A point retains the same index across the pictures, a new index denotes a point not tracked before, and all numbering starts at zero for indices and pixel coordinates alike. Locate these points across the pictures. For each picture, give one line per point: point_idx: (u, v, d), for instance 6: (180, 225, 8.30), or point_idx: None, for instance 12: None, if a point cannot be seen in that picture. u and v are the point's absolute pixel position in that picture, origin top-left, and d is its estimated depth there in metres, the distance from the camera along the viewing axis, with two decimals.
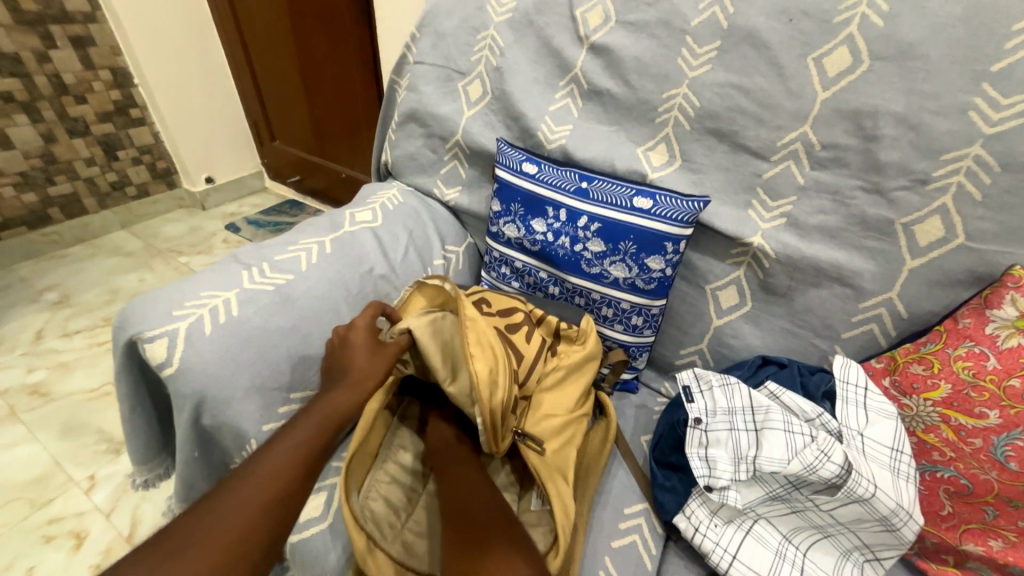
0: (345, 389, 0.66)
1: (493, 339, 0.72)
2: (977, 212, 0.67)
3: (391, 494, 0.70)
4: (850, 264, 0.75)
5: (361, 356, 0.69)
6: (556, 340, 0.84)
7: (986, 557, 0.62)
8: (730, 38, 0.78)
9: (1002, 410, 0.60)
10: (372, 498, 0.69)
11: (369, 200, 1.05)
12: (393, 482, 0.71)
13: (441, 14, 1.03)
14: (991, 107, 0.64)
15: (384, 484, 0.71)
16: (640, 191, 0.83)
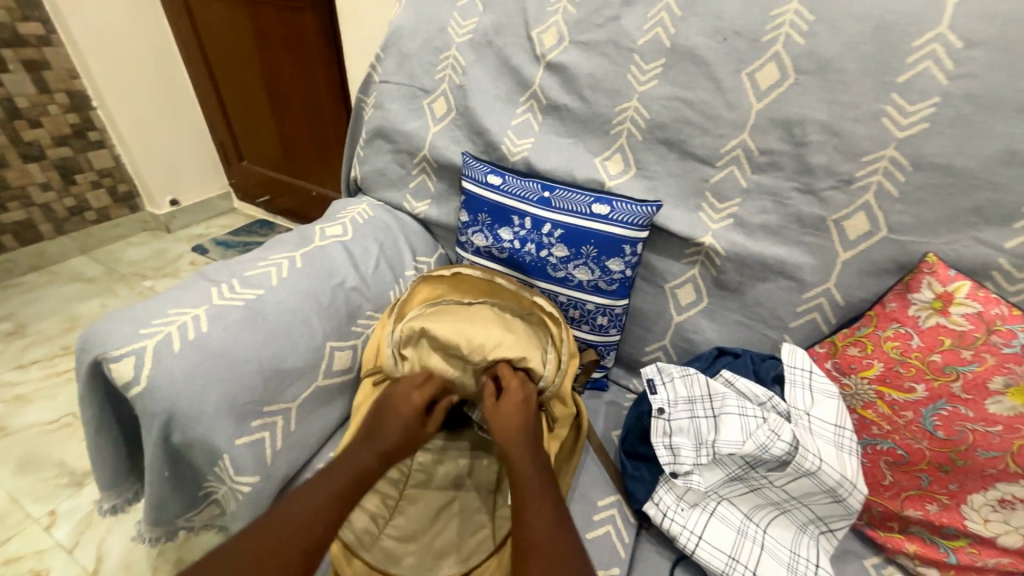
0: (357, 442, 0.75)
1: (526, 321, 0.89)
2: (896, 207, 0.75)
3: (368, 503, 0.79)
4: (792, 259, 0.82)
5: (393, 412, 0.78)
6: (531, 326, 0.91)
7: (926, 521, 0.67)
8: (673, 56, 0.85)
9: (927, 383, 0.67)
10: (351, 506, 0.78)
11: (339, 215, 1.06)
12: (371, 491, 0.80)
13: (404, 35, 1.07)
14: (900, 113, 0.72)
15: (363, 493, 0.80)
16: (598, 198, 0.88)
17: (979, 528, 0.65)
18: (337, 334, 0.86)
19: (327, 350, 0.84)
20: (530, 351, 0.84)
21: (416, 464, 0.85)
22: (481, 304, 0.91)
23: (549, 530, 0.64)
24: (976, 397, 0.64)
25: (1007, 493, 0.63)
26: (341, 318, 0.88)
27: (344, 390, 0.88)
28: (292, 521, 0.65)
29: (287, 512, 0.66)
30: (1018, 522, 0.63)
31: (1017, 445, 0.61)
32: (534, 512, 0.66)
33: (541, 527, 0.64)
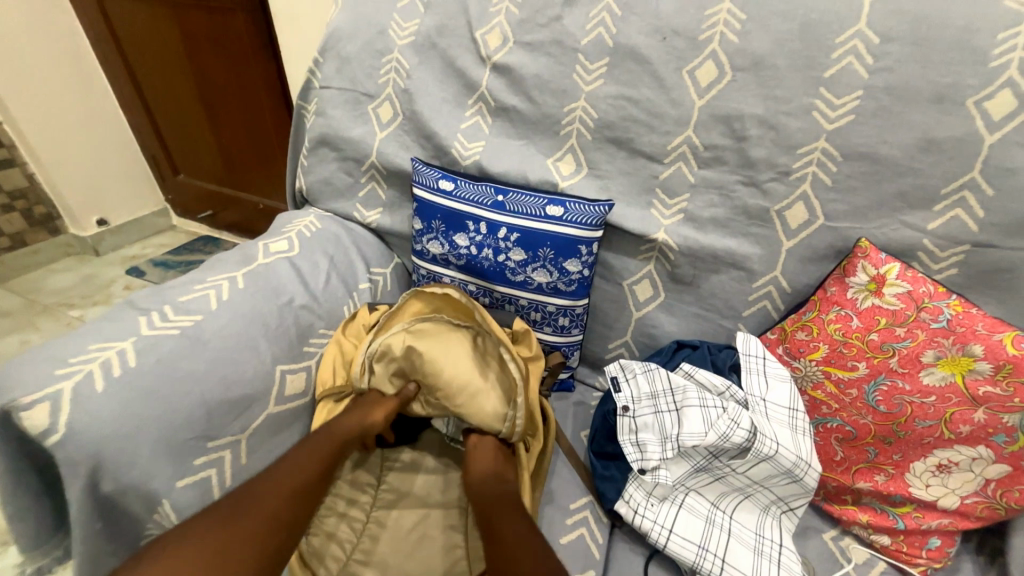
0: (322, 436, 0.72)
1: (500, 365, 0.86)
2: (830, 195, 0.78)
3: (334, 529, 0.76)
4: (741, 250, 0.85)
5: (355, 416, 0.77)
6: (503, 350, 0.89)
7: (875, 491, 0.71)
8: (617, 55, 0.86)
9: (868, 361, 0.70)
10: (314, 532, 0.75)
11: (284, 230, 1.01)
12: (335, 514, 0.77)
13: (342, 38, 1.02)
14: (828, 107, 0.76)
15: (328, 518, 0.77)
16: (551, 199, 0.88)
17: (922, 494, 0.69)
18: (287, 356, 0.81)
19: (277, 375, 0.79)
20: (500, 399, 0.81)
21: (385, 483, 0.83)
22: (463, 330, 0.87)
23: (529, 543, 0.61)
24: (912, 370, 0.68)
25: (943, 458, 0.67)
26: (290, 340, 0.82)
27: (300, 416, 0.83)
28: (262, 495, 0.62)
29: (265, 484, 0.63)
30: (955, 484, 0.68)
31: (949, 412, 0.66)
32: (513, 528, 0.63)
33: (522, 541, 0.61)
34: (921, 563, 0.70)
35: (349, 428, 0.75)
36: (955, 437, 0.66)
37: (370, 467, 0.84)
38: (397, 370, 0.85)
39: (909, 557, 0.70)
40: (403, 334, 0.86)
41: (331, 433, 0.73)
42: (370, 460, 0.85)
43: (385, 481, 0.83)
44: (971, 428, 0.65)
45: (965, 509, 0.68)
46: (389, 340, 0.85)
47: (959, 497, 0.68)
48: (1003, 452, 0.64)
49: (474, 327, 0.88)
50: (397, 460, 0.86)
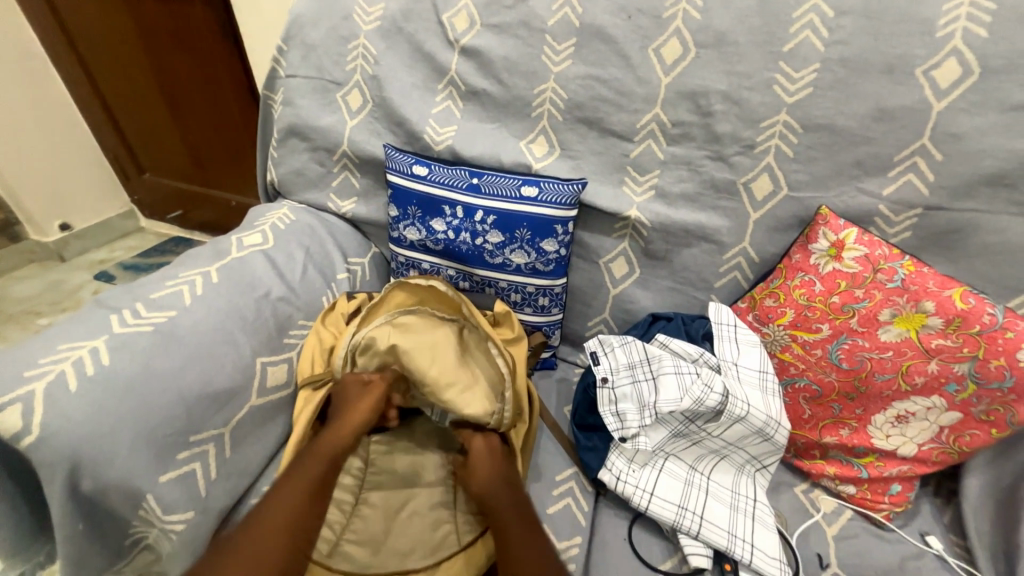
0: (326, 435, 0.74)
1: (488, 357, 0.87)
2: (793, 166, 0.81)
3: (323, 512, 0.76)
4: (710, 223, 0.87)
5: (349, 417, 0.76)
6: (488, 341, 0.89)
7: (841, 445, 0.75)
8: (584, 35, 0.86)
9: (830, 322, 0.74)
10: None
11: (257, 223, 0.99)
12: None
13: (306, 24, 1.00)
14: (788, 80, 0.78)
15: None
16: (525, 181, 0.88)
17: (883, 444, 0.73)
18: (267, 348, 0.81)
19: (259, 367, 0.79)
20: (484, 397, 0.82)
21: (371, 467, 0.83)
22: (447, 325, 0.88)
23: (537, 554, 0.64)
24: (871, 329, 0.72)
25: (901, 409, 0.72)
26: (269, 331, 0.82)
27: (284, 406, 0.83)
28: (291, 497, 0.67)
29: (282, 496, 0.67)
30: (912, 433, 0.72)
31: (906, 365, 0.70)
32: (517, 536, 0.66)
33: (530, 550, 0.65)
34: (883, 509, 0.74)
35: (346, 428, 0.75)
36: (912, 389, 0.70)
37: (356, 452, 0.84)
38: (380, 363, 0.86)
39: (873, 504, 0.75)
40: (387, 327, 0.86)
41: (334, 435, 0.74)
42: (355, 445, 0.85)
43: (371, 464, 0.83)
44: (926, 379, 0.69)
45: (922, 456, 0.73)
46: (373, 333, 0.85)
47: (916, 444, 0.72)
48: (954, 399, 0.69)
49: (458, 321, 0.89)
50: (383, 444, 0.86)
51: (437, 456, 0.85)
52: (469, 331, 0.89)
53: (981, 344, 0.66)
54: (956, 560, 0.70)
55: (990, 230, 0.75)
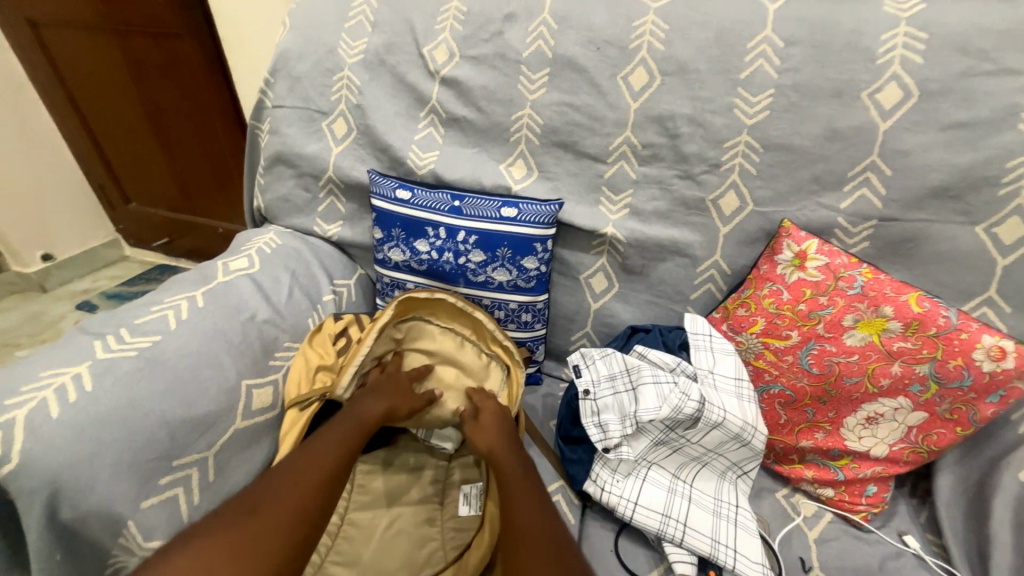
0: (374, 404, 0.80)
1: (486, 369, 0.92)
2: (756, 183, 0.86)
3: None
4: (683, 238, 0.91)
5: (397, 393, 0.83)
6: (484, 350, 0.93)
7: (817, 448, 0.78)
8: (557, 65, 0.92)
9: (798, 329, 0.78)
10: None
11: (244, 248, 1.01)
12: None
13: (293, 58, 1.05)
14: (747, 104, 0.84)
15: None
16: (505, 202, 0.92)
17: (856, 446, 0.76)
18: (252, 371, 0.81)
19: (243, 390, 0.79)
20: None
21: (356, 486, 0.83)
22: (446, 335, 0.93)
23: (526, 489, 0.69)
24: (836, 334, 0.75)
25: (870, 410, 0.75)
26: (255, 353, 0.83)
27: (269, 429, 0.83)
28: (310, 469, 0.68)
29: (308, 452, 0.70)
30: (883, 434, 0.75)
31: (871, 368, 0.73)
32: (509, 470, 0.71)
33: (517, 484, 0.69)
34: (861, 510, 0.76)
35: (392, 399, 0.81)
36: (879, 390, 0.73)
37: None
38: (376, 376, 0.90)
39: (851, 505, 0.77)
40: (389, 342, 0.92)
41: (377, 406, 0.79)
42: None
43: (356, 483, 0.83)
44: (891, 381, 0.73)
45: (893, 456, 0.75)
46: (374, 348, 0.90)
47: (887, 445, 0.75)
48: (918, 400, 0.72)
49: (458, 331, 0.93)
50: (369, 463, 0.86)
51: (423, 474, 0.85)
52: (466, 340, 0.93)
53: (938, 346, 0.70)
54: (933, 557, 0.72)
55: (942, 238, 0.79)
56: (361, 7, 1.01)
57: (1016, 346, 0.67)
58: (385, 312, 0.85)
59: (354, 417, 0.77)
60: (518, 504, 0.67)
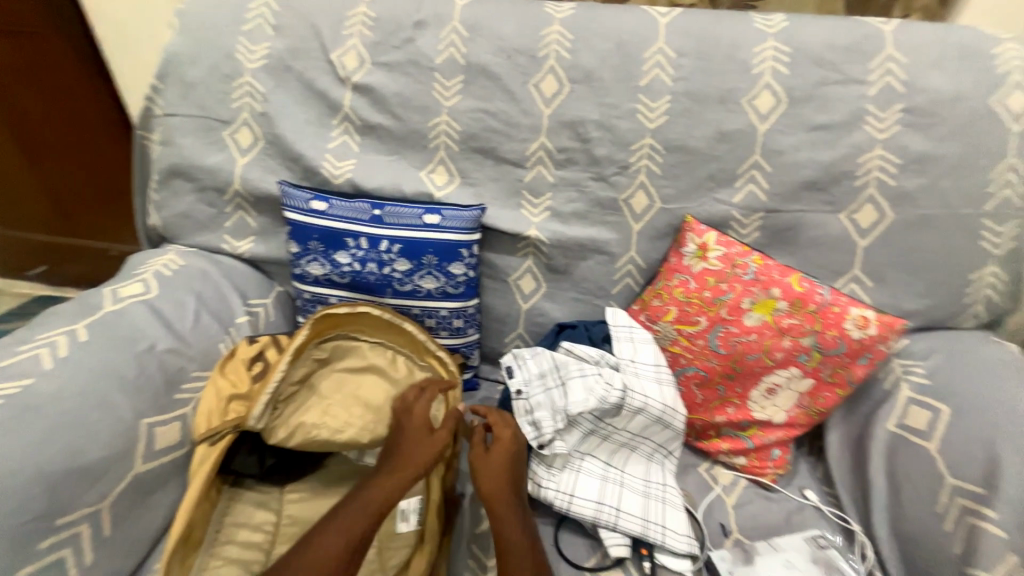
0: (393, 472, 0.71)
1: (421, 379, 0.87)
2: (661, 182, 0.93)
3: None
4: (601, 237, 0.96)
5: (419, 445, 0.73)
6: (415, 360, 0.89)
7: (730, 421, 0.85)
8: (470, 72, 0.93)
9: (705, 314, 0.85)
10: None
11: (137, 272, 0.91)
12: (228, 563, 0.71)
13: (184, 63, 0.96)
14: (648, 110, 0.91)
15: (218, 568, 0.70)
16: (427, 209, 0.91)
17: (761, 415, 0.84)
18: (153, 407, 0.73)
19: (144, 430, 0.71)
20: None
21: (286, 518, 0.78)
22: (374, 349, 0.88)
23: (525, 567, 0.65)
24: (737, 316, 0.83)
25: (770, 382, 0.83)
26: (156, 388, 0.75)
27: (178, 469, 0.75)
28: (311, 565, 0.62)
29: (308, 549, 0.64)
30: (781, 402, 0.84)
31: (768, 344, 0.82)
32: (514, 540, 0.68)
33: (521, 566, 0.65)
34: (769, 473, 0.85)
35: (414, 457, 0.72)
36: (776, 363, 0.82)
37: (268, 506, 0.79)
38: (298, 399, 0.84)
39: (761, 469, 0.85)
40: (310, 361, 0.85)
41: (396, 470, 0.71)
42: (266, 498, 0.79)
43: (285, 514, 0.78)
44: (785, 354, 0.81)
45: (791, 420, 0.85)
46: (293, 371, 0.83)
47: (786, 411, 0.84)
48: (807, 369, 0.81)
49: (386, 344, 0.88)
50: (299, 491, 0.81)
51: None
52: (396, 352, 0.88)
53: (817, 320, 0.80)
54: (830, 508, 0.82)
55: (816, 225, 0.91)
56: (259, 10, 0.96)
57: (874, 315, 0.79)
58: (301, 330, 0.79)
59: (369, 496, 0.69)
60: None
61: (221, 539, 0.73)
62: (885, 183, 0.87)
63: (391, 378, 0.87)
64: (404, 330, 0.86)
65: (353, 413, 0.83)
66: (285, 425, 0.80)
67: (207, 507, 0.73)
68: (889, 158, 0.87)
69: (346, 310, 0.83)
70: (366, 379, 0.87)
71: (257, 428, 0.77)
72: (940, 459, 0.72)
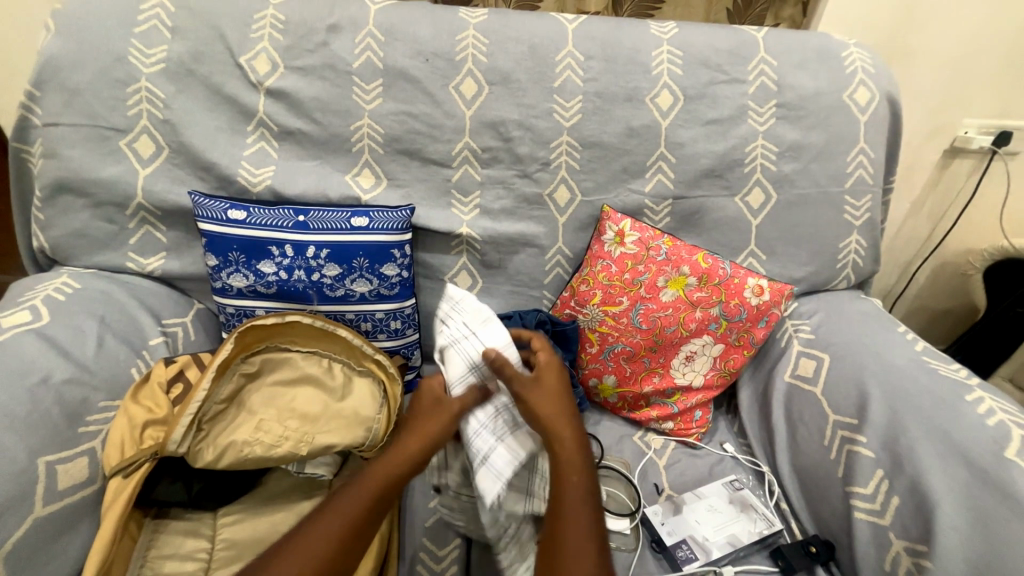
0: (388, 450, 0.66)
1: (361, 384, 0.86)
2: (581, 176, 0.99)
3: None
4: (530, 231, 1.00)
5: (428, 413, 0.69)
6: (352, 366, 0.87)
7: (656, 389, 0.93)
8: (388, 76, 0.94)
9: (626, 294, 0.92)
10: None
11: (22, 299, 0.82)
12: None
13: (66, 67, 0.88)
14: (563, 109, 0.96)
15: None
16: (355, 212, 0.91)
17: (683, 380, 0.93)
18: (54, 443, 0.66)
19: (43, 469, 0.64)
20: (357, 422, 0.82)
21: (221, 542, 0.74)
22: (308, 357, 0.86)
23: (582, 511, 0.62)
24: (654, 294, 0.91)
25: (688, 350, 0.92)
26: (57, 422, 0.68)
27: (91, 508, 0.69)
28: (319, 540, 0.59)
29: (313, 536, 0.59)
30: (699, 367, 0.93)
31: (683, 316, 0.90)
32: (573, 491, 0.63)
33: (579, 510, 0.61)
34: (693, 432, 0.94)
35: (421, 428, 0.68)
36: (690, 333, 0.91)
37: (199, 532, 0.74)
38: (227, 418, 0.79)
39: (687, 430, 0.94)
40: (238, 377, 0.81)
41: (402, 446, 0.66)
42: (196, 524, 0.75)
43: (220, 538, 0.74)
44: (697, 324, 0.90)
45: (708, 383, 0.94)
46: (219, 388, 0.79)
47: (703, 375, 0.94)
48: (717, 335, 0.91)
49: (319, 351, 0.86)
50: (235, 511, 0.78)
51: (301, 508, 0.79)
52: (331, 358, 0.87)
53: (721, 290, 0.90)
54: (745, 456, 0.92)
55: (716, 208, 1.02)
56: (153, 10, 0.90)
57: (767, 283, 0.90)
58: (224, 346, 0.77)
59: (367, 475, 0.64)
60: (576, 538, 0.59)
61: (146, 572, 0.68)
62: (768, 168, 1.00)
63: (327, 385, 0.85)
64: (337, 337, 0.84)
65: (287, 426, 0.80)
66: (215, 445, 0.76)
67: (124, 543, 0.68)
68: (769, 147, 1.00)
69: (273, 320, 0.80)
70: (301, 389, 0.84)
71: (179, 452, 0.72)
72: (824, 400, 0.85)
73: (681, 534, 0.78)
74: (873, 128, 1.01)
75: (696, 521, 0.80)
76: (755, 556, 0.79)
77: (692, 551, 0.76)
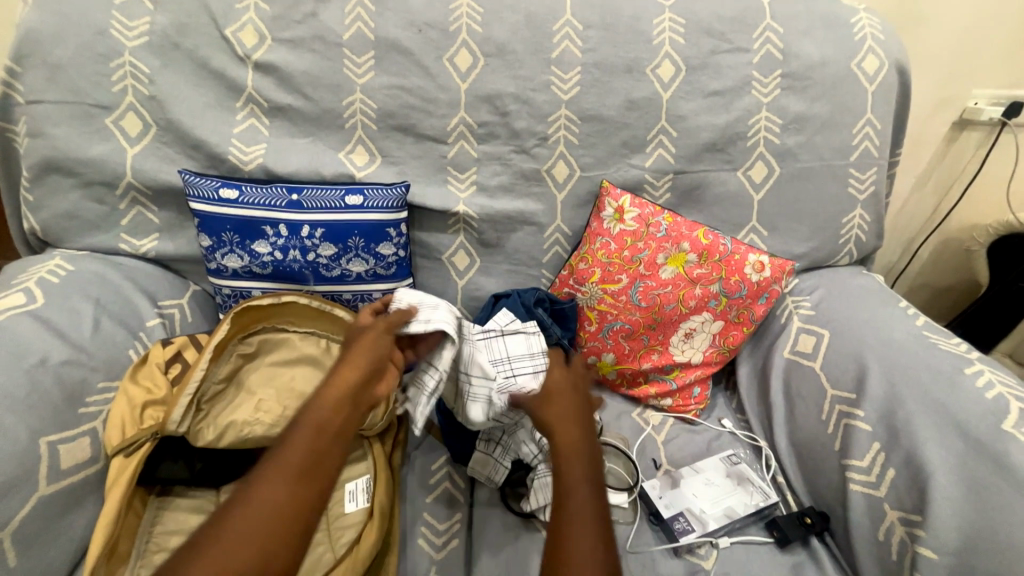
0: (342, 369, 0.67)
1: None
2: (580, 151, 0.97)
3: None
4: (529, 208, 0.99)
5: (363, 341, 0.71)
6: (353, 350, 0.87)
7: (655, 366, 0.93)
8: (380, 47, 0.91)
9: (625, 271, 0.92)
10: None
11: (16, 281, 0.81)
12: None
13: (46, 40, 0.84)
14: (561, 81, 0.93)
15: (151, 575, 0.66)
16: (349, 190, 0.89)
17: (681, 357, 0.93)
18: (54, 423, 0.67)
19: (45, 448, 0.65)
20: None
21: None
22: (307, 339, 0.85)
23: (584, 506, 0.56)
24: (654, 271, 0.91)
25: (687, 327, 0.92)
26: (56, 403, 0.68)
27: (95, 486, 0.70)
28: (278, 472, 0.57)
29: (272, 468, 0.57)
30: (698, 344, 0.93)
31: (682, 293, 0.90)
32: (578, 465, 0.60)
33: (582, 496, 0.57)
34: (692, 409, 0.95)
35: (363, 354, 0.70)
36: (690, 310, 0.90)
37: (204, 508, 0.75)
38: (226, 399, 0.80)
39: (685, 406, 0.95)
40: (235, 359, 0.81)
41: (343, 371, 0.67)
42: (199, 500, 0.76)
43: None
44: (697, 300, 0.90)
45: (707, 360, 0.94)
46: (217, 370, 0.79)
47: (702, 352, 0.94)
48: (716, 311, 0.91)
49: (317, 332, 0.86)
50: None
51: None
52: (329, 339, 0.86)
53: (720, 267, 0.89)
54: (742, 431, 0.93)
55: (718, 183, 1.00)
56: None
57: (768, 260, 0.89)
58: (220, 326, 0.76)
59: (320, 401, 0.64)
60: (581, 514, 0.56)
61: (152, 548, 0.69)
62: (772, 141, 0.98)
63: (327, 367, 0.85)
64: (335, 317, 0.84)
65: (286, 405, 0.80)
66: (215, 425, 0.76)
67: (130, 518, 0.69)
68: (773, 119, 0.97)
69: (270, 301, 0.80)
70: (300, 369, 0.84)
71: (179, 432, 0.73)
72: (823, 375, 0.84)
73: (679, 507, 0.79)
74: (881, 97, 0.98)
75: (693, 494, 0.81)
76: (751, 527, 0.80)
77: (689, 523, 0.78)
